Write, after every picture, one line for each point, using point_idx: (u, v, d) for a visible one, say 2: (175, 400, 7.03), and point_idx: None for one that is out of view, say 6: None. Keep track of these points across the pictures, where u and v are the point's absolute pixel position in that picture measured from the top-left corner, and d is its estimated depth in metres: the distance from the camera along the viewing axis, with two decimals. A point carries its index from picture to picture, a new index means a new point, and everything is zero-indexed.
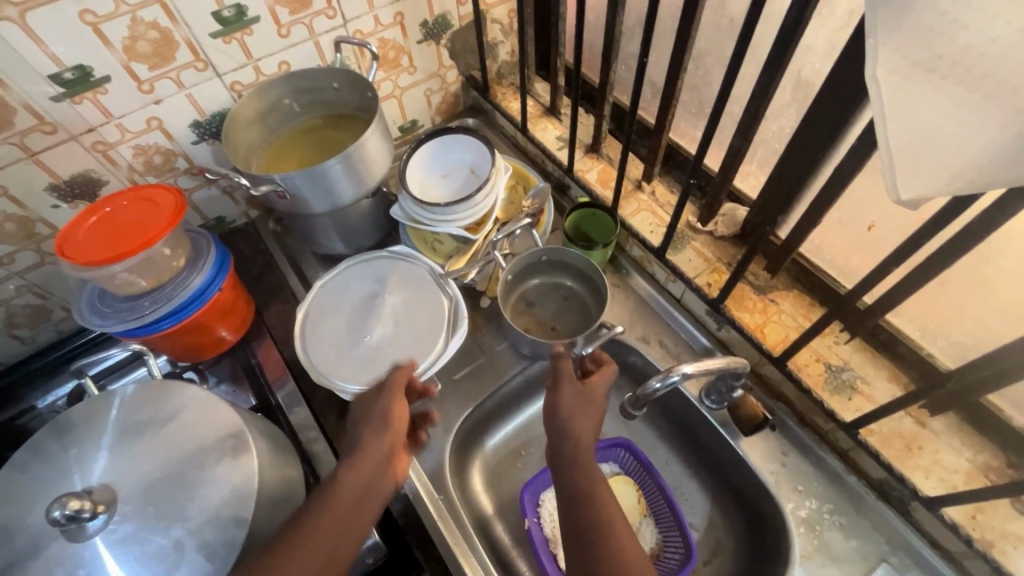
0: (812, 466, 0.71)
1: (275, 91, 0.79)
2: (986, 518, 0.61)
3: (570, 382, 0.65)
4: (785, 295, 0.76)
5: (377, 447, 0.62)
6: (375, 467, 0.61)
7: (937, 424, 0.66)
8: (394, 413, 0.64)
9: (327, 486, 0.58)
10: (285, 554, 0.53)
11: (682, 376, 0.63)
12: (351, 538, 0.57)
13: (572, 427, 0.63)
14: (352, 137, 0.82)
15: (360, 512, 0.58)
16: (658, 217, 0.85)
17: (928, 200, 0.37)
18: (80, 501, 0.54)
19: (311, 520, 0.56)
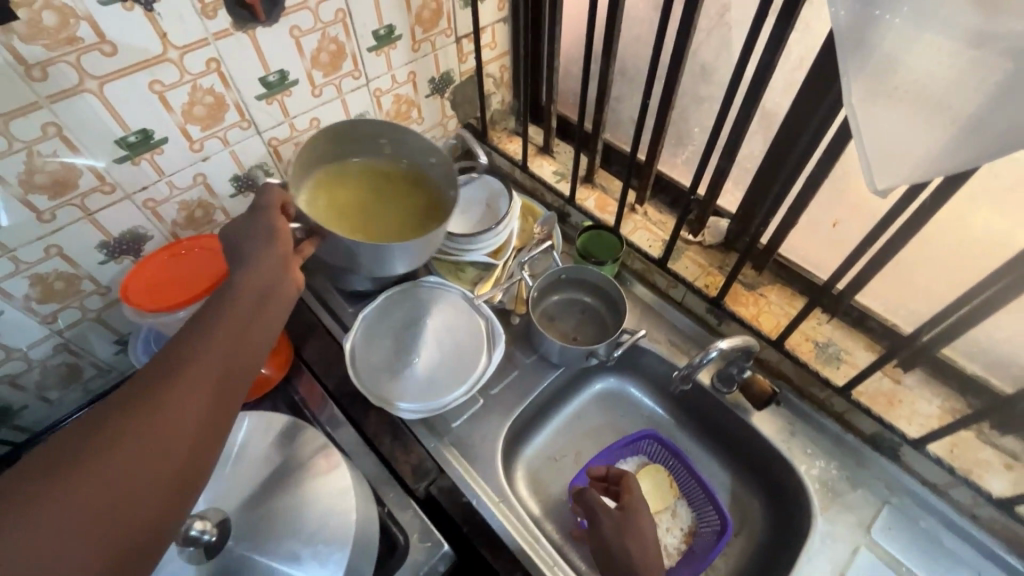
0: (814, 431, 0.83)
1: (375, 129, 0.81)
2: (961, 450, 0.74)
3: (610, 518, 0.72)
4: (770, 288, 0.89)
5: (279, 254, 0.62)
6: (273, 268, 0.61)
7: (909, 379, 0.79)
8: (276, 224, 0.65)
9: (223, 289, 0.58)
10: (187, 350, 0.52)
11: (719, 351, 0.75)
12: (250, 345, 0.57)
13: (630, 554, 0.67)
14: (413, 217, 0.79)
15: (262, 312, 0.59)
16: (653, 234, 0.98)
17: (896, 187, 0.50)
18: (202, 522, 0.57)
19: (210, 318, 0.56)
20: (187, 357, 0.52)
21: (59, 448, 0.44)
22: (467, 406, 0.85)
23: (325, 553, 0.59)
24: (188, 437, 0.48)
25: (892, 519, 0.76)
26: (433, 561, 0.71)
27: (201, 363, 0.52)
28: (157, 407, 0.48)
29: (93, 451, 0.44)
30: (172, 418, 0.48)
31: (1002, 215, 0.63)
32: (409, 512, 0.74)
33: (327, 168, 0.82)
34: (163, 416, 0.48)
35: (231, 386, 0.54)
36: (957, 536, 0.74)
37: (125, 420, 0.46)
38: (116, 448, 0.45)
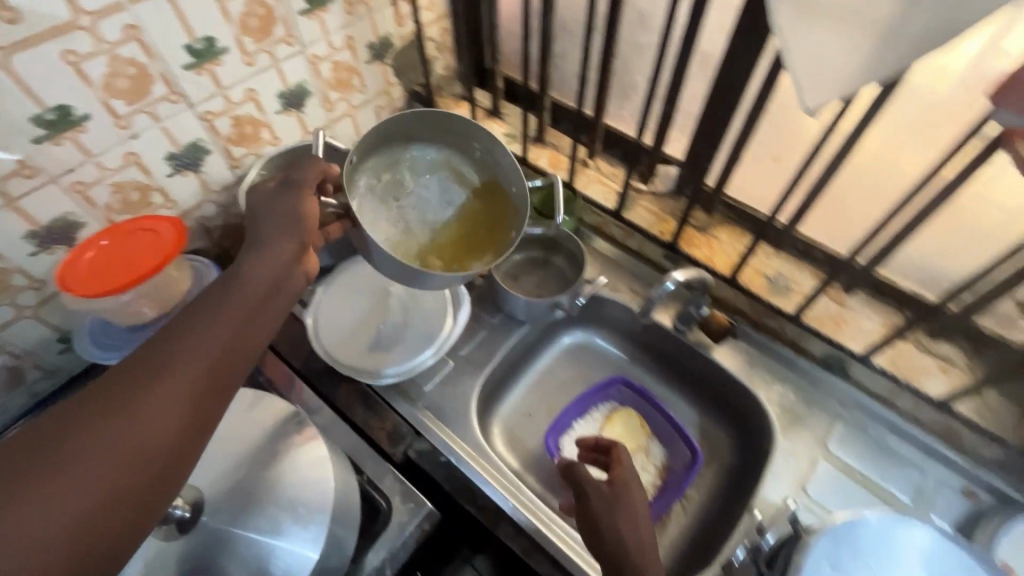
0: (770, 359, 0.88)
1: (464, 131, 0.71)
2: (903, 360, 0.79)
3: (600, 494, 0.68)
4: (721, 229, 0.93)
5: (287, 249, 0.62)
6: (281, 255, 0.61)
7: (854, 301, 0.83)
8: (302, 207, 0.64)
9: (228, 280, 0.58)
10: (185, 338, 0.51)
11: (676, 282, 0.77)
12: (251, 340, 0.56)
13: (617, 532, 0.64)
14: (464, 241, 0.69)
15: (265, 306, 0.58)
16: (607, 186, 1.00)
17: (825, 106, 0.53)
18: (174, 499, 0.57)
19: (212, 307, 0.55)
20: (184, 347, 0.51)
21: (69, 414, 0.45)
22: (437, 369, 0.85)
23: (307, 517, 0.58)
24: (174, 431, 0.47)
25: (844, 432, 0.82)
26: (417, 521, 0.72)
27: (198, 354, 0.51)
28: (149, 395, 0.47)
29: (79, 438, 0.43)
30: (160, 411, 0.47)
31: (926, 133, 0.64)
32: (389, 477, 0.74)
33: (406, 148, 0.73)
34: (153, 407, 0.46)
35: (227, 381, 0.52)
36: (902, 440, 0.80)
37: (114, 407, 0.46)
38: (101, 436, 0.44)
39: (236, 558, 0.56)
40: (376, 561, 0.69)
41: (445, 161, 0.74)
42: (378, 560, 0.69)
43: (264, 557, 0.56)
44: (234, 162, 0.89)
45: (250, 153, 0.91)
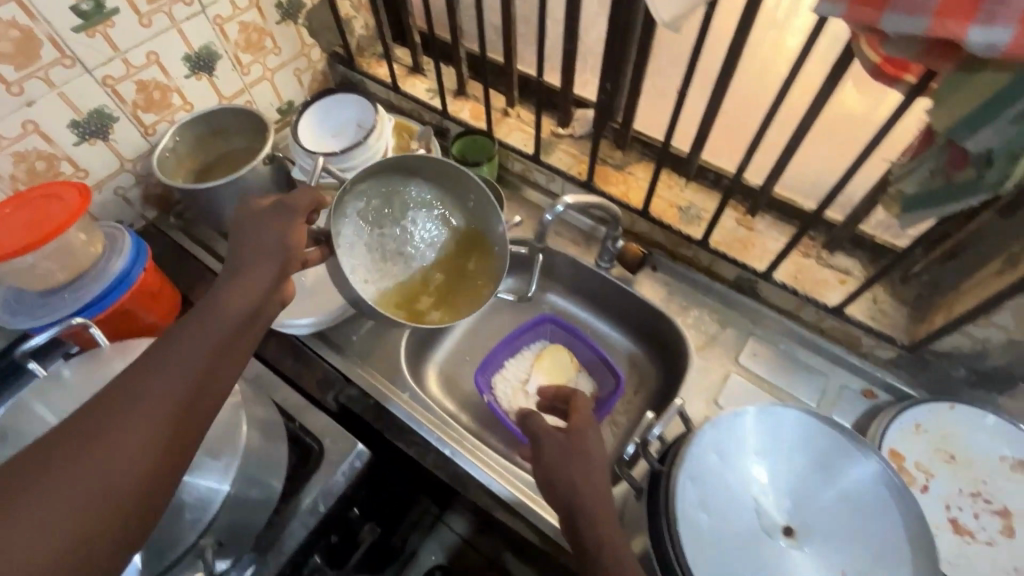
0: (687, 286, 0.92)
1: (467, 186, 0.76)
2: (803, 275, 0.83)
3: (555, 440, 0.60)
4: (637, 166, 0.95)
5: (266, 275, 0.58)
6: (262, 278, 0.58)
7: (761, 225, 0.87)
8: (288, 229, 0.61)
9: (206, 306, 0.53)
10: (157, 370, 0.47)
11: (565, 206, 0.77)
12: (228, 372, 0.51)
13: (572, 482, 0.56)
14: (442, 285, 0.76)
15: (243, 334, 0.54)
16: (527, 133, 1.01)
17: (680, 19, 0.55)
18: None
19: (185, 335, 0.50)
20: (155, 380, 0.46)
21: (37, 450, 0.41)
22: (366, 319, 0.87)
23: (217, 449, 0.58)
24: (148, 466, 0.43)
25: (757, 348, 0.86)
26: (344, 459, 0.74)
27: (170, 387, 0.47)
28: (121, 427, 0.43)
29: (34, 479, 0.39)
30: (126, 450, 0.42)
31: None
32: (319, 420, 0.77)
33: (400, 185, 0.76)
34: (120, 446, 0.42)
35: (202, 415, 0.48)
36: (810, 351, 0.85)
37: (77, 444, 0.42)
38: (58, 478, 0.40)
39: None
40: (309, 499, 0.72)
41: (437, 206, 0.79)
42: (311, 498, 0.72)
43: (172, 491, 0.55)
44: (146, 130, 0.89)
45: (162, 120, 0.90)
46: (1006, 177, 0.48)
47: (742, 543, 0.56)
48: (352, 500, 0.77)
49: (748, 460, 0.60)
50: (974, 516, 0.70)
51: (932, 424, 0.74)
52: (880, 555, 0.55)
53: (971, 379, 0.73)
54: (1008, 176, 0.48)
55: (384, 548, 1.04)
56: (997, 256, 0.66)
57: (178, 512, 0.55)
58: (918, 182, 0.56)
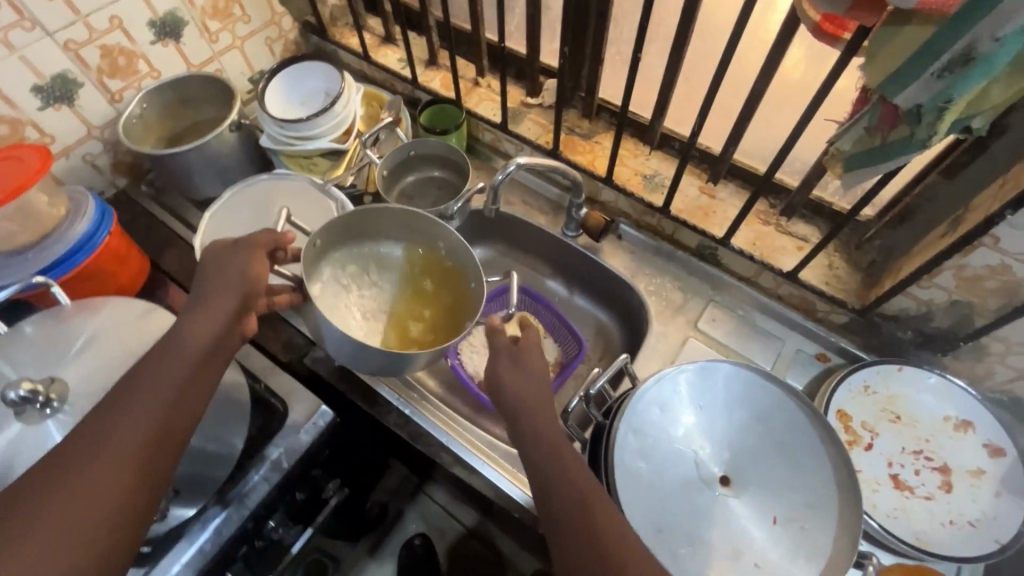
0: (652, 254, 0.93)
1: (431, 228, 0.74)
2: (762, 241, 0.84)
3: (503, 349, 0.61)
4: (604, 135, 0.96)
5: (228, 300, 0.58)
6: (225, 311, 0.57)
7: (722, 193, 0.88)
8: (249, 264, 0.61)
9: (169, 337, 0.54)
10: (125, 404, 0.49)
11: (518, 166, 0.78)
12: (196, 398, 0.53)
13: (519, 391, 0.57)
14: (435, 328, 0.73)
15: (209, 361, 0.55)
16: (497, 102, 1.01)
17: None
18: (33, 384, 0.56)
19: (150, 369, 0.52)
20: (121, 416, 0.48)
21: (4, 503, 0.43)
22: None
23: None
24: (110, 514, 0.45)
25: (716, 314, 0.88)
26: (312, 417, 0.77)
27: (136, 419, 0.49)
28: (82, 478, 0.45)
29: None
30: (87, 497, 0.44)
31: None
32: (284, 381, 0.79)
33: (375, 246, 0.77)
34: (93, 480, 0.45)
35: (163, 455, 0.49)
36: (768, 316, 0.86)
37: (40, 498, 0.44)
38: (22, 532, 0.42)
39: None
40: (274, 454, 0.74)
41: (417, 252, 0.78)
42: (277, 452, 0.74)
43: None
44: (113, 97, 0.89)
45: (129, 86, 0.90)
46: (934, 133, 0.50)
47: (682, 493, 0.58)
48: (317, 458, 0.79)
49: (691, 416, 0.62)
50: (915, 472, 0.72)
51: (880, 385, 0.77)
52: (812, 504, 0.57)
53: (917, 342, 0.75)
54: (936, 131, 0.50)
55: (357, 510, 1.08)
56: (941, 220, 0.67)
57: None
58: (853, 140, 0.57)
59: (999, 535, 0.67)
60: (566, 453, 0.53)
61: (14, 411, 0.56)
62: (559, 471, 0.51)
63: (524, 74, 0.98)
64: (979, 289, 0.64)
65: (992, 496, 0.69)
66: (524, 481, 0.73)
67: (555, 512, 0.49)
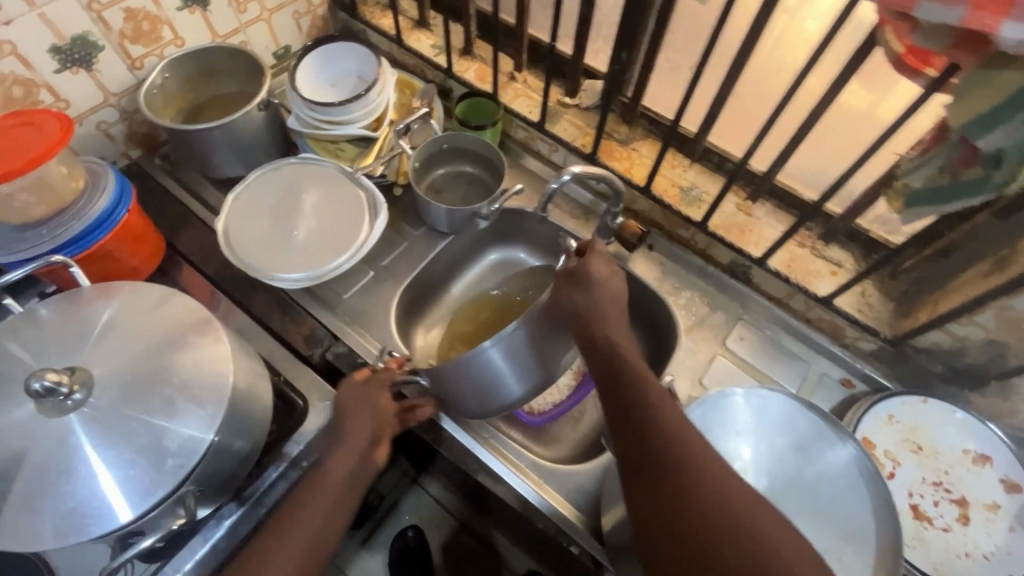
0: (683, 268, 0.92)
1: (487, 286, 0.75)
2: (797, 263, 0.84)
3: (566, 274, 0.69)
4: (642, 143, 0.94)
5: (365, 429, 0.65)
6: (361, 451, 0.63)
7: (759, 210, 0.87)
8: (379, 402, 0.67)
9: (315, 470, 0.61)
10: (274, 543, 0.54)
11: (572, 176, 0.76)
12: (338, 516, 0.59)
13: (585, 306, 0.67)
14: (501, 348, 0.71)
15: (347, 494, 0.61)
16: (533, 100, 0.98)
17: None
18: (57, 374, 0.53)
19: (302, 501, 0.58)
20: (272, 551, 0.53)
21: None
22: (358, 278, 0.86)
23: (202, 397, 0.57)
24: None
25: (745, 333, 0.87)
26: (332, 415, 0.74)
27: (290, 549, 0.54)
28: None
29: None
30: None
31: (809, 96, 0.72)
32: (306, 377, 0.77)
33: None
34: None
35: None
36: (794, 338, 0.87)
37: None
38: None
39: (120, 441, 0.53)
40: (293, 450, 0.72)
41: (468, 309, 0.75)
42: (297, 449, 0.72)
43: (154, 436, 0.54)
44: (133, 63, 0.84)
45: (151, 53, 0.85)
46: (1012, 179, 0.50)
47: None
48: None
49: (732, 442, 0.62)
50: (934, 504, 0.74)
51: (903, 415, 0.78)
52: (847, 537, 0.57)
53: (944, 375, 0.76)
54: (1015, 178, 0.49)
55: None
56: (983, 258, 0.67)
57: (161, 457, 0.53)
58: (923, 178, 0.56)
59: (1013, 570, 0.68)
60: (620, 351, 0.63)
61: (34, 400, 0.53)
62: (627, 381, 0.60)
63: (565, 73, 0.96)
64: (1019, 331, 0.65)
65: (1007, 531, 0.70)
66: (550, 492, 0.72)
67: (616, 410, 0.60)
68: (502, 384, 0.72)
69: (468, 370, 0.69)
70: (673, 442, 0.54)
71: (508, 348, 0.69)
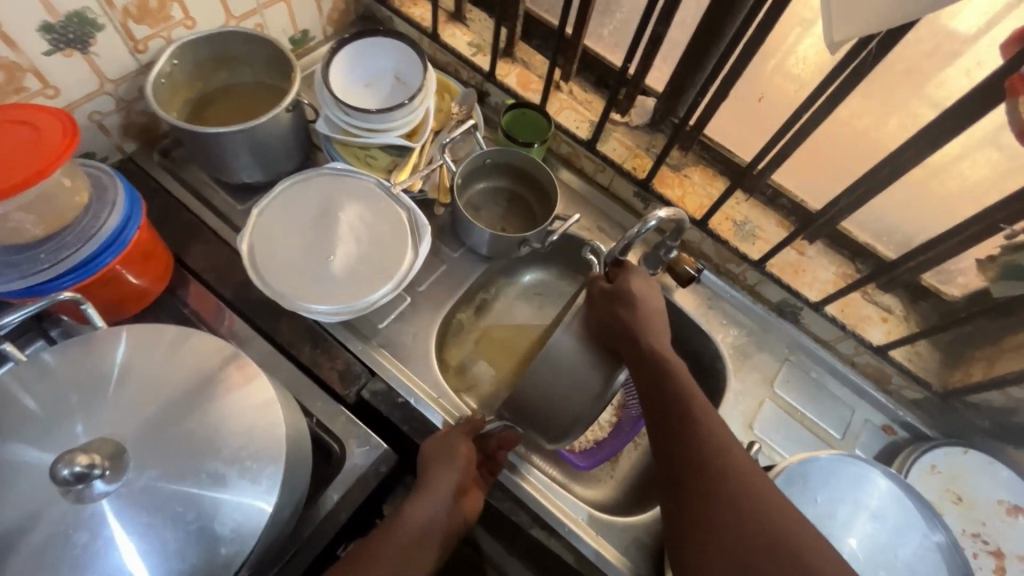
0: (729, 304, 0.90)
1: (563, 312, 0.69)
2: (849, 308, 0.83)
3: (599, 294, 0.65)
4: (694, 169, 0.89)
5: (449, 480, 0.62)
6: (447, 498, 0.61)
7: (812, 251, 0.85)
8: (461, 448, 0.64)
9: (390, 522, 0.58)
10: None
11: (659, 220, 0.69)
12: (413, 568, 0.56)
13: (626, 319, 0.62)
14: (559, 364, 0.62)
15: (422, 550, 0.57)
16: (580, 114, 0.92)
17: (848, 42, 0.49)
18: (89, 456, 0.45)
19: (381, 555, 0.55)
20: None
21: None
22: (394, 304, 0.79)
23: (255, 470, 0.49)
24: None
25: (790, 374, 0.86)
26: (375, 465, 0.67)
27: None
28: None
29: None
30: None
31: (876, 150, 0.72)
32: (342, 418, 0.69)
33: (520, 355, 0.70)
34: None
35: None
36: (838, 381, 0.86)
37: None
38: None
39: (161, 532, 0.46)
40: (334, 497, 0.64)
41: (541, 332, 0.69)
42: (338, 496, 0.64)
43: (205, 519, 0.47)
44: (136, 46, 0.72)
45: (157, 35, 0.73)
46: None
47: None
48: (372, 504, 0.71)
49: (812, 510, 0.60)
50: (973, 554, 0.75)
51: (944, 465, 0.79)
52: None
53: (991, 430, 0.77)
54: None
55: None
56: None
57: (214, 546, 0.46)
58: None
59: None
60: (665, 361, 0.60)
61: (58, 488, 0.45)
62: (672, 396, 0.59)
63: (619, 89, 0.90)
64: None
65: None
66: (607, 547, 0.69)
67: (662, 430, 0.58)
68: (584, 393, 0.63)
69: (527, 383, 0.64)
70: (717, 456, 0.54)
71: (556, 357, 0.63)
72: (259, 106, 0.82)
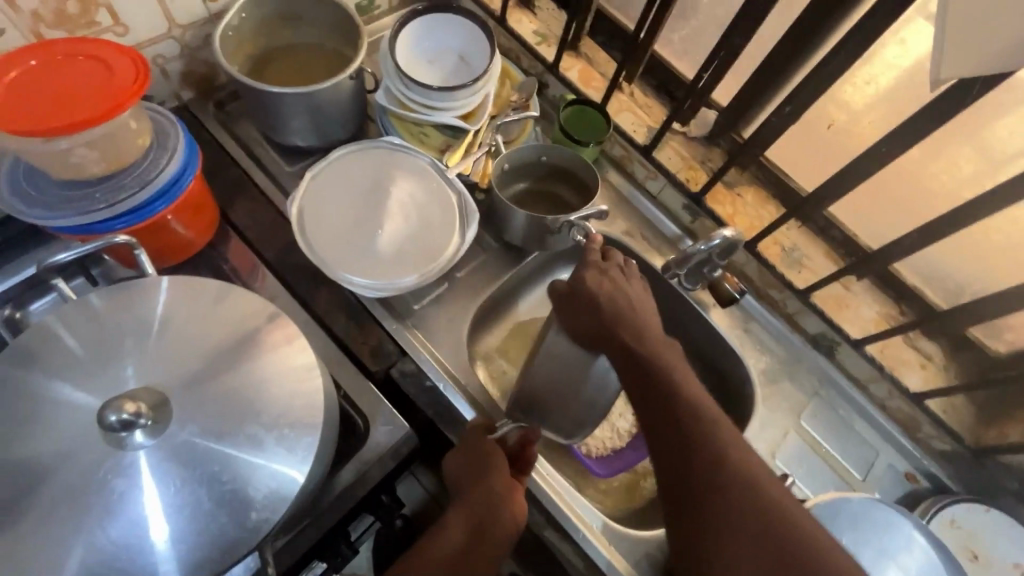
0: (765, 332, 0.88)
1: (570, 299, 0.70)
2: (888, 350, 0.82)
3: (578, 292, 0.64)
4: (748, 189, 0.87)
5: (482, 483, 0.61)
6: (484, 499, 0.60)
7: (858, 287, 0.84)
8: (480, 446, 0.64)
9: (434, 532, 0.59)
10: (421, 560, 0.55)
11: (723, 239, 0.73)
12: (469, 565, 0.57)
13: (623, 314, 0.63)
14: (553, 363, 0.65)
15: (473, 550, 0.58)
16: (638, 117, 0.90)
17: None
18: (135, 404, 0.45)
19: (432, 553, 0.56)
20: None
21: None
22: (429, 288, 0.78)
23: (292, 441, 0.48)
24: None
25: (818, 408, 0.85)
26: (397, 446, 0.66)
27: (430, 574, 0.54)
28: None
29: None
30: None
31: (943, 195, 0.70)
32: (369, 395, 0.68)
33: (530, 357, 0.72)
34: None
35: None
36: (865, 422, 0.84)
37: None
38: None
39: (193, 488, 0.45)
40: (348, 476, 0.63)
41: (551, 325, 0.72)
42: (352, 474, 0.63)
43: (239, 483, 0.47)
44: None
45: None
46: None
47: None
48: (388, 483, 0.70)
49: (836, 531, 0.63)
50: None
51: (965, 521, 0.77)
52: None
53: (1017, 492, 0.76)
54: None
55: None
56: None
57: (245, 510, 0.46)
58: None
59: None
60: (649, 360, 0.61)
61: (99, 432, 0.45)
62: (665, 394, 0.60)
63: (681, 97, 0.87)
64: None
65: None
66: (620, 560, 0.68)
67: (659, 430, 0.60)
68: (584, 388, 0.66)
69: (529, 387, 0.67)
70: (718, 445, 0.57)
71: (551, 357, 0.65)
72: (320, 69, 0.80)
